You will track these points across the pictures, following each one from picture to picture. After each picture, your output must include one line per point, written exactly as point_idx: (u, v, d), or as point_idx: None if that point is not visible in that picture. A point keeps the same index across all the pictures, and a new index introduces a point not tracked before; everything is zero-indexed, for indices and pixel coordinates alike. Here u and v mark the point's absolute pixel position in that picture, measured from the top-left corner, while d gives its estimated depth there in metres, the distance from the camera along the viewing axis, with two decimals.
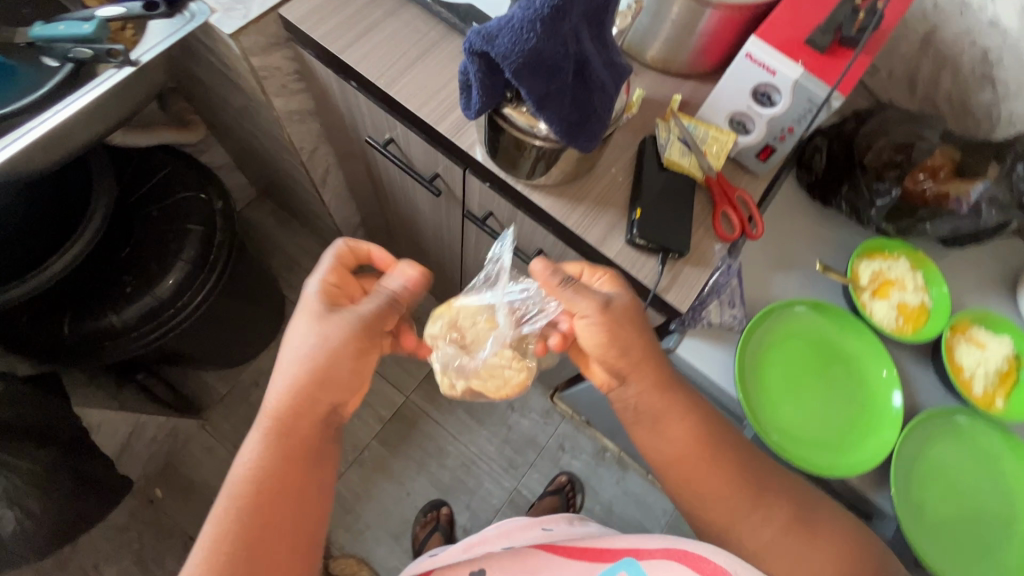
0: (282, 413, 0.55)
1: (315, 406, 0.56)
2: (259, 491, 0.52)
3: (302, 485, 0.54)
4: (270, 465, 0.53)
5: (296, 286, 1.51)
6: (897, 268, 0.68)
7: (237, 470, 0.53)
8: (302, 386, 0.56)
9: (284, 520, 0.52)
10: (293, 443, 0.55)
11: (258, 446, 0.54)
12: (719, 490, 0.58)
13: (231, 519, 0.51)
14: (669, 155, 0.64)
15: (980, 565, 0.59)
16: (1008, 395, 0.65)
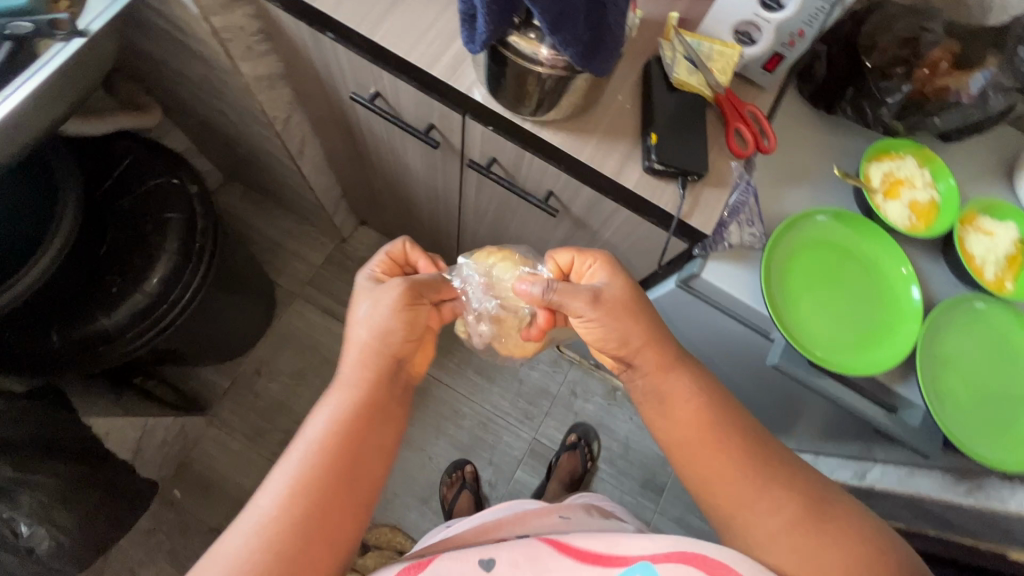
0: (350, 386, 0.58)
1: (385, 363, 0.59)
2: (318, 469, 0.51)
3: (360, 458, 0.54)
4: (330, 440, 0.53)
5: (282, 269, 1.46)
6: (905, 167, 0.69)
7: (297, 451, 0.53)
8: (374, 346, 0.59)
9: (347, 497, 0.52)
10: (354, 415, 0.56)
11: (323, 424, 0.55)
12: (720, 470, 0.54)
13: (291, 499, 0.49)
14: (678, 75, 0.62)
15: (1002, 437, 0.63)
16: (1016, 278, 0.68)
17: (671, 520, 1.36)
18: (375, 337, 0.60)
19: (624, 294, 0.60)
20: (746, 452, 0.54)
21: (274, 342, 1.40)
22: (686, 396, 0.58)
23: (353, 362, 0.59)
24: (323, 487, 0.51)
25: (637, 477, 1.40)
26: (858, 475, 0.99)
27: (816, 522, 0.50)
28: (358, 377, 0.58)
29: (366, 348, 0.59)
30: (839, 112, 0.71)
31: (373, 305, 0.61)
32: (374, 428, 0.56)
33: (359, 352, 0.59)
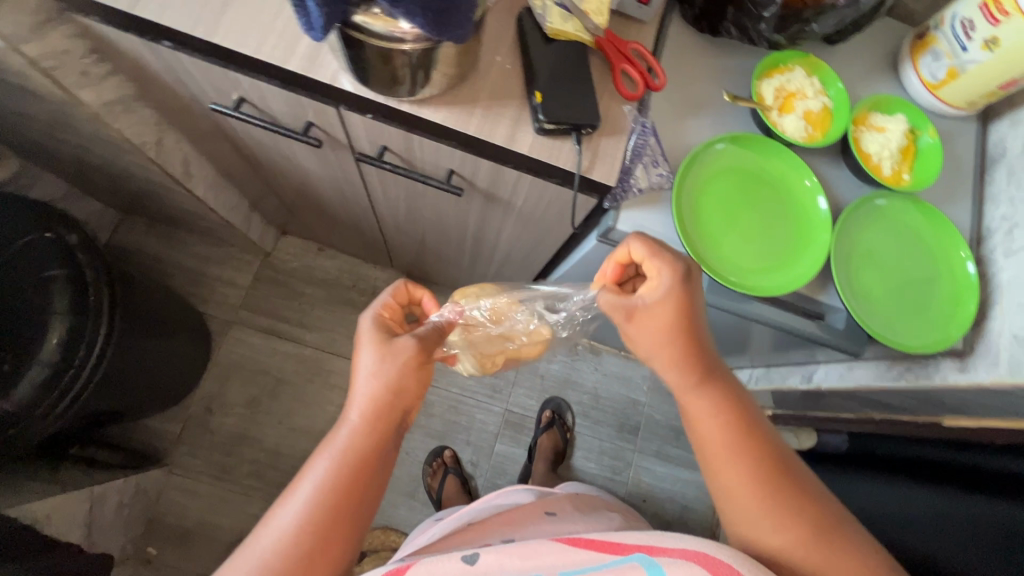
0: (357, 428, 0.51)
1: (388, 416, 0.52)
2: (319, 514, 0.47)
3: (366, 506, 0.49)
4: (331, 488, 0.48)
5: (210, 298, 1.37)
6: (795, 79, 0.69)
7: (298, 494, 0.48)
8: (377, 399, 0.52)
9: (342, 543, 0.48)
10: (356, 463, 0.50)
11: (318, 480, 0.49)
12: (744, 478, 0.49)
13: (285, 542, 0.46)
14: (552, 25, 0.59)
15: (917, 320, 0.66)
16: (912, 167, 0.70)
17: (651, 455, 1.42)
18: (387, 395, 0.52)
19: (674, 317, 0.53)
20: (777, 474, 0.49)
21: (220, 375, 1.33)
22: (714, 413, 0.52)
23: (360, 410, 0.52)
24: (324, 531, 0.47)
25: (613, 423, 1.44)
26: (807, 379, 0.99)
27: (838, 541, 0.47)
28: (366, 422, 0.51)
29: (367, 403, 0.52)
30: (724, 33, 0.69)
31: (386, 360, 0.53)
32: (381, 476, 0.51)
33: (366, 405, 0.52)
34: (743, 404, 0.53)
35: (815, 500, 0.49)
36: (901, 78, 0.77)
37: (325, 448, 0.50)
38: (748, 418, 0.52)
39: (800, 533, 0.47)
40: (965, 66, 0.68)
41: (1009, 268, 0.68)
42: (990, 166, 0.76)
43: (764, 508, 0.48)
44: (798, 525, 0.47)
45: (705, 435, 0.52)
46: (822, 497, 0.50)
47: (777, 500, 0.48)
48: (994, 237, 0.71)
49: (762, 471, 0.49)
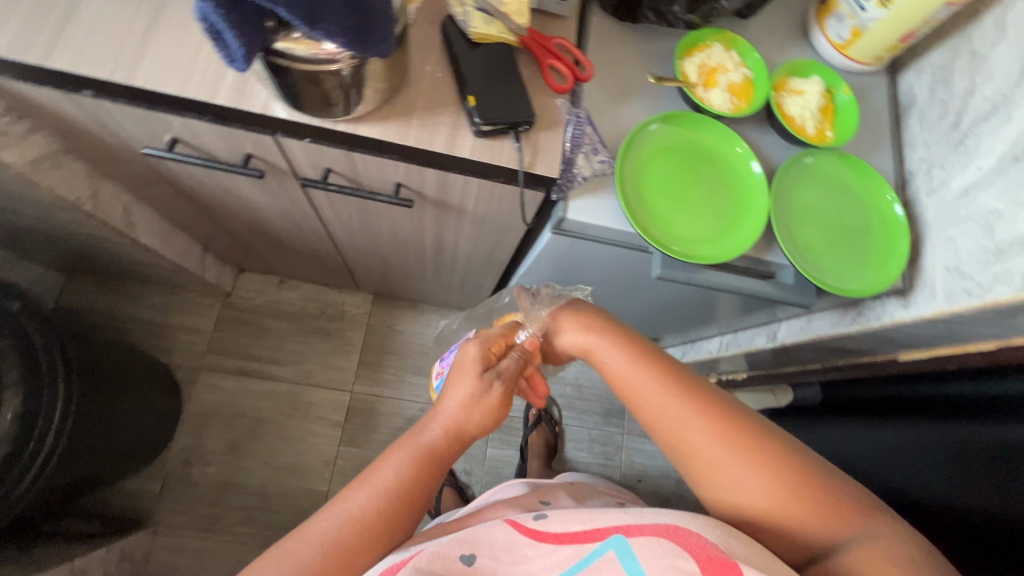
0: (438, 437, 0.56)
1: (463, 436, 0.57)
2: (392, 502, 0.51)
3: (425, 498, 0.54)
4: (400, 480, 0.52)
5: (172, 348, 1.33)
6: (715, 54, 0.72)
7: (369, 480, 0.52)
8: (459, 423, 0.57)
9: (400, 529, 0.52)
10: (427, 462, 0.54)
11: (396, 472, 0.53)
12: (654, 407, 0.54)
13: (354, 521, 0.50)
14: (475, 30, 0.60)
15: (855, 265, 0.70)
16: (833, 123, 0.74)
17: (639, 435, 1.46)
18: (468, 423, 0.57)
19: (601, 334, 0.61)
20: (696, 402, 0.53)
21: (194, 425, 1.29)
22: (618, 356, 0.58)
23: (445, 426, 0.57)
24: (387, 520, 0.51)
25: (599, 410, 1.47)
26: (772, 338, 1.04)
27: (757, 458, 0.49)
28: (447, 438, 0.56)
29: (451, 425, 0.57)
30: (642, 19, 0.72)
31: (479, 390, 0.57)
32: (442, 476, 0.56)
33: (450, 423, 0.57)
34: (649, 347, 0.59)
35: (736, 426, 0.52)
36: (813, 42, 0.81)
37: (403, 448, 0.55)
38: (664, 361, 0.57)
39: (714, 454, 0.50)
40: (866, 24, 0.72)
41: (932, 205, 0.74)
42: (904, 114, 0.82)
43: (680, 426, 0.52)
44: (713, 447, 0.51)
45: (616, 375, 0.58)
46: (750, 425, 0.52)
47: (696, 426, 0.52)
48: (916, 178, 0.78)
49: (682, 402, 0.53)
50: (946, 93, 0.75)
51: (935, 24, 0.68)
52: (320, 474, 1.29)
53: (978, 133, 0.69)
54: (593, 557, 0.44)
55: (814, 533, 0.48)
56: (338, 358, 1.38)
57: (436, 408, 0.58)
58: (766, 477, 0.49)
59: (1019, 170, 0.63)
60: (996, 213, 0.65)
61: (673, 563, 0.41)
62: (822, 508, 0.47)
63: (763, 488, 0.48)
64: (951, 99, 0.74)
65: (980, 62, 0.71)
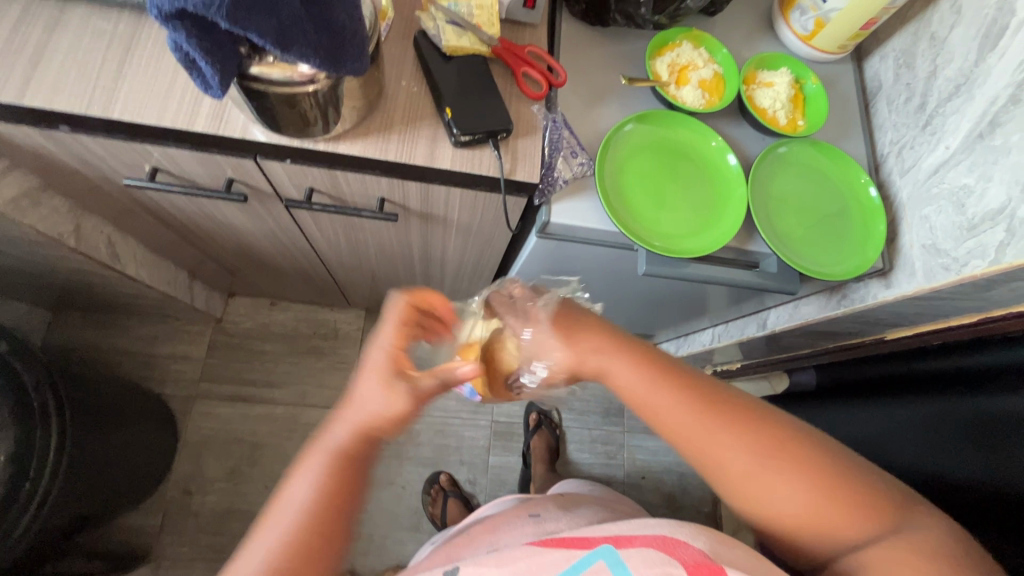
0: (345, 443, 0.47)
1: (375, 436, 0.48)
2: (304, 528, 0.44)
3: (350, 503, 0.46)
4: (310, 494, 0.45)
5: (165, 378, 1.32)
6: (685, 52, 0.73)
7: (283, 504, 0.45)
8: (367, 423, 0.47)
9: (332, 544, 0.44)
10: (336, 471, 0.46)
11: (300, 493, 0.45)
12: (673, 420, 0.50)
13: (268, 566, 0.42)
14: (448, 43, 0.61)
15: (835, 250, 0.71)
16: (804, 112, 0.76)
17: (640, 432, 1.47)
18: (376, 423, 0.47)
19: (612, 349, 0.54)
20: (719, 418, 0.48)
21: (192, 455, 1.28)
22: (628, 368, 0.53)
23: (351, 429, 0.47)
24: (303, 553, 0.43)
25: (598, 410, 1.48)
26: (762, 326, 1.06)
27: (788, 467, 0.46)
28: (353, 443, 0.47)
29: (354, 428, 0.47)
30: (612, 22, 0.73)
31: (385, 394, 0.48)
32: (363, 472, 0.47)
33: (356, 427, 0.47)
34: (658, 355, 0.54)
35: (769, 435, 0.48)
36: (779, 35, 0.83)
37: (306, 463, 0.47)
38: (690, 376, 0.52)
39: (748, 470, 0.47)
40: (828, 15, 0.75)
41: (905, 185, 0.76)
42: (872, 99, 0.84)
43: (703, 438, 0.48)
44: (746, 462, 0.47)
45: (627, 389, 0.52)
46: (779, 433, 0.49)
47: (719, 438, 0.48)
48: (888, 161, 0.79)
49: (703, 416, 0.49)
50: (910, 76, 0.77)
51: (893, 11, 0.70)
52: None
53: (944, 113, 0.71)
54: (581, 565, 0.44)
55: (845, 533, 0.46)
56: (334, 376, 1.38)
57: (335, 409, 0.49)
58: (800, 484, 0.46)
59: (986, 146, 0.65)
60: (966, 189, 0.67)
61: (664, 570, 0.41)
62: (853, 512, 0.46)
63: (797, 495, 0.46)
64: (916, 82, 0.76)
65: (939, 45, 0.73)
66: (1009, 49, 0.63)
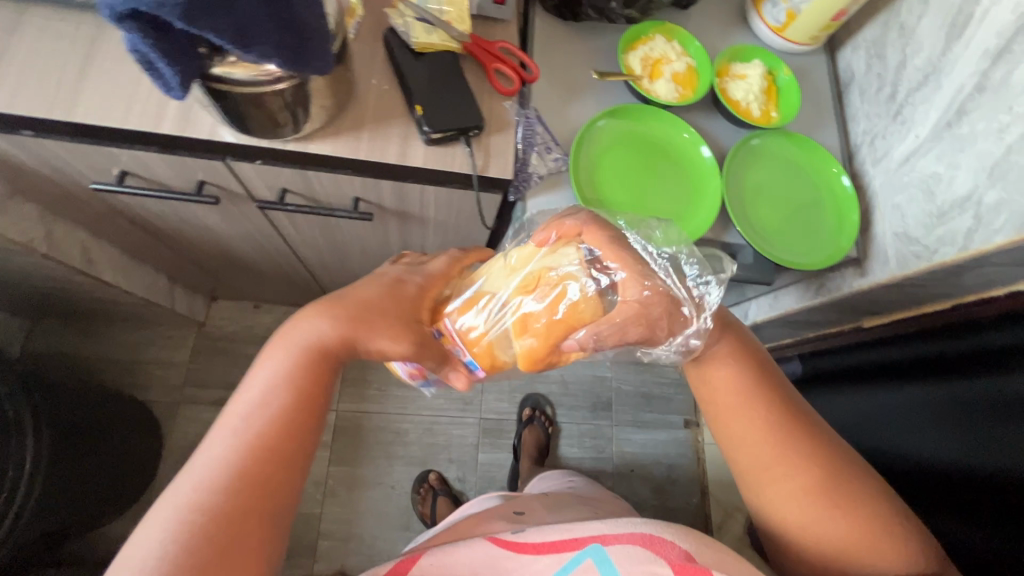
0: (328, 335, 0.51)
1: (351, 341, 0.52)
2: (281, 406, 0.48)
3: (320, 410, 0.50)
4: (287, 389, 0.49)
5: (149, 384, 1.31)
6: (658, 46, 0.73)
7: (254, 397, 0.48)
8: (347, 326, 0.51)
9: (299, 445, 0.48)
10: (314, 360, 0.50)
11: (275, 373, 0.50)
12: (748, 433, 0.50)
13: (246, 438, 0.46)
14: (417, 40, 0.61)
15: (809, 240, 0.72)
16: (777, 104, 0.76)
17: (628, 426, 1.48)
18: (354, 336, 0.51)
19: (726, 355, 0.52)
20: (792, 440, 0.49)
21: (178, 460, 1.27)
22: (727, 375, 0.52)
23: (336, 327, 0.51)
24: (277, 433, 0.47)
25: (585, 405, 1.48)
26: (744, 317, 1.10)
27: (838, 502, 0.47)
28: (334, 343, 0.51)
29: (336, 333, 0.51)
30: (584, 17, 0.73)
31: (392, 326, 0.52)
32: (333, 379, 0.52)
33: (338, 330, 0.51)
34: (759, 369, 0.52)
35: (832, 464, 0.49)
36: (752, 27, 0.83)
37: (281, 352, 0.51)
38: (779, 392, 0.51)
39: (801, 488, 0.48)
40: (799, 6, 0.75)
41: (878, 174, 0.77)
42: (845, 89, 0.85)
43: (772, 456, 0.49)
44: (802, 479, 0.48)
45: (716, 398, 0.52)
46: (842, 465, 0.49)
47: (784, 459, 0.49)
48: (861, 151, 0.80)
49: (778, 435, 0.49)
50: (881, 66, 0.78)
51: (862, 1, 0.71)
52: (311, 496, 1.28)
53: (913, 103, 0.72)
54: (571, 565, 0.45)
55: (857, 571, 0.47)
56: None
57: (319, 308, 0.52)
58: (841, 522, 0.47)
59: (954, 135, 0.66)
60: (936, 177, 0.68)
61: (648, 569, 0.42)
62: (877, 559, 0.47)
63: (837, 525, 0.47)
64: (887, 72, 0.77)
65: (909, 34, 0.74)
66: (974, 38, 0.64)
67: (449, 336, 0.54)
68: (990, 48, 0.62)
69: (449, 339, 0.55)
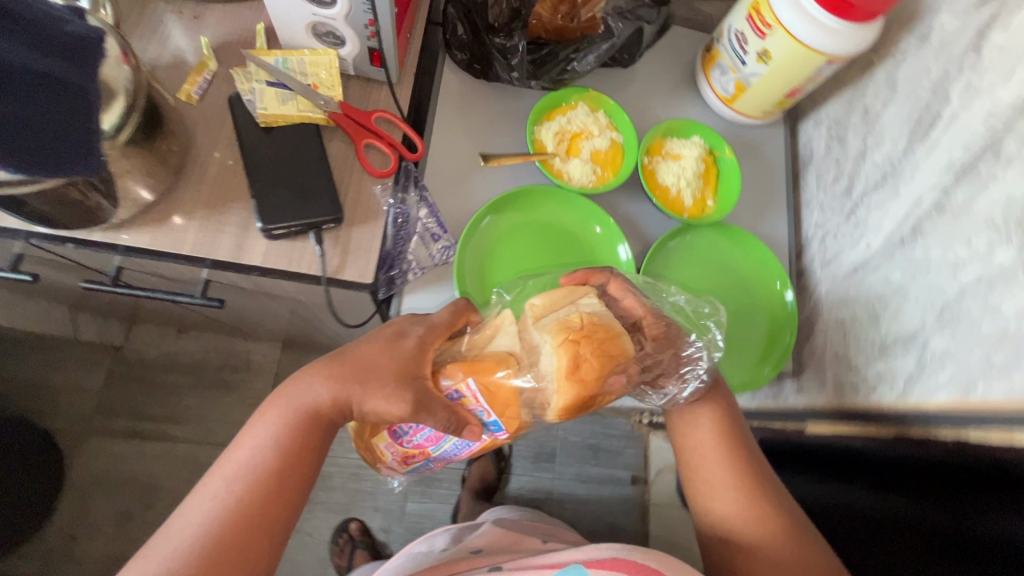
0: (326, 399, 0.47)
1: (349, 403, 0.47)
2: (268, 475, 0.44)
3: (311, 475, 0.47)
4: (280, 453, 0.45)
5: (57, 411, 1.21)
6: (577, 117, 0.63)
7: (244, 457, 0.45)
8: (345, 388, 0.47)
9: (284, 518, 0.44)
10: (308, 424, 0.47)
11: (269, 437, 0.46)
12: (717, 478, 0.50)
13: (233, 505, 0.42)
14: (263, 111, 0.51)
15: (734, 358, 0.62)
16: (715, 191, 0.66)
17: (574, 478, 1.35)
18: (349, 401, 0.47)
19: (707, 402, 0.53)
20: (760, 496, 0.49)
21: (82, 493, 1.17)
22: (708, 424, 0.52)
23: (334, 390, 0.47)
24: (262, 503, 0.43)
25: (527, 455, 1.35)
26: None
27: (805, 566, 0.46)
28: (331, 406, 0.47)
29: (331, 399, 0.47)
30: (494, 77, 0.63)
31: (389, 384, 0.46)
32: (325, 440, 0.48)
33: (338, 393, 0.47)
34: (734, 422, 0.53)
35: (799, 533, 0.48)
36: (700, 93, 0.72)
37: (274, 416, 0.46)
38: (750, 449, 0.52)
39: (769, 550, 0.47)
40: (748, 79, 0.64)
41: (825, 279, 0.67)
42: (803, 169, 0.74)
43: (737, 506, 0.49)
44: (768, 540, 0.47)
45: (694, 444, 0.52)
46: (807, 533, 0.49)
47: (750, 513, 0.49)
48: (811, 246, 0.70)
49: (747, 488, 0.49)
50: (841, 151, 0.67)
51: (820, 79, 0.61)
52: None
53: (868, 204, 0.62)
54: None
55: None
56: (241, 412, 1.26)
57: (315, 365, 0.48)
58: None
59: (907, 254, 0.56)
60: (882, 301, 0.58)
61: None
62: None
63: None
64: (846, 159, 0.66)
65: (872, 121, 0.63)
66: (940, 144, 0.54)
67: (470, 398, 0.46)
68: (955, 160, 0.52)
69: (470, 400, 0.46)
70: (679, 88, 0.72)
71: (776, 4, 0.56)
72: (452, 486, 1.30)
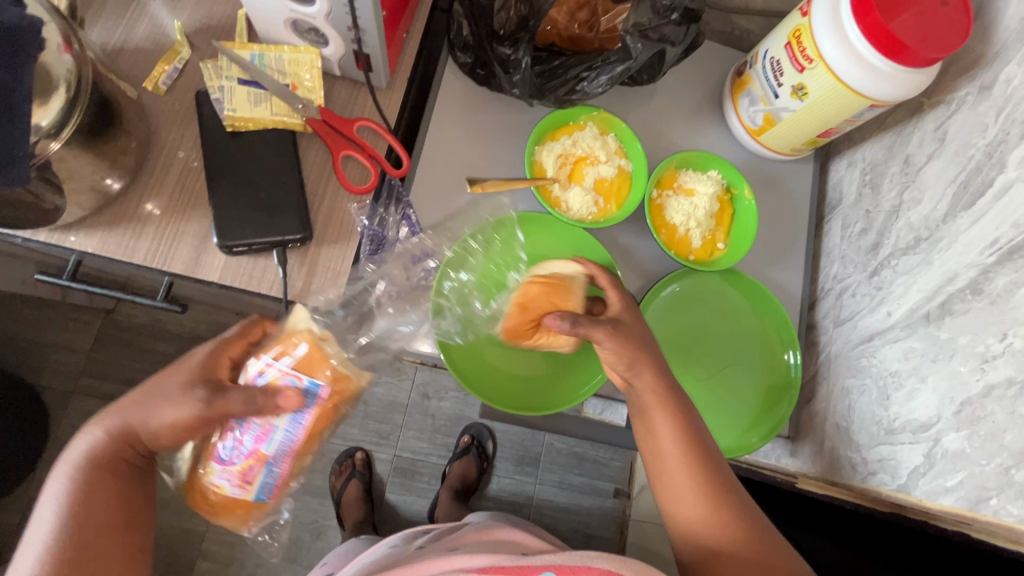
0: (102, 440, 0.41)
1: (138, 432, 0.41)
2: (66, 540, 0.38)
3: (135, 515, 0.41)
4: (71, 510, 0.39)
5: (42, 367, 1.07)
6: (583, 140, 0.57)
7: (37, 520, 0.39)
8: (125, 419, 0.41)
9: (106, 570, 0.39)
10: (91, 473, 0.40)
11: (55, 501, 0.39)
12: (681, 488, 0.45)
13: None
14: (231, 114, 0.47)
15: (726, 408, 0.58)
16: (728, 233, 0.60)
17: (581, 491, 1.15)
18: (131, 432, 0.41)
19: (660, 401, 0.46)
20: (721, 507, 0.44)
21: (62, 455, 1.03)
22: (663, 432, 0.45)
23: (108, 425, 0.41)
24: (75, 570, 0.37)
25: (511, 456, 1.15)
26: None
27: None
28: (112, 448, 0.41)
29: (107, 438, 0.41)
30: (496, 87, 0.58)
31: (172, 391, 0.41)
32: (135, 487, 0.42)
33: (115, 429, 0.41)
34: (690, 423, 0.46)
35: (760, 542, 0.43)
36: (724, 119, 0.66)
37: (55, 478, 0.40)
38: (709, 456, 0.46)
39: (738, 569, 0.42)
40: (779, 113, 0.58)
41: (836, 339, 0.61)
42: (828, 214, 0.67)
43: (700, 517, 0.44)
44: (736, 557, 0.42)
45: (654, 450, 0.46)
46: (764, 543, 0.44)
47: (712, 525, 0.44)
48: (825, 301, 0.64)
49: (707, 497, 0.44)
50: (871, 203, 0.61)
51: (858, 123, 0.54)
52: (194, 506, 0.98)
53: (894, 267, 0.56)
54: None
55: None
56: None
57: (108, 411, 0.43)
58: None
59: (930, 333, 0.50)
60: (895, 379, 0.53)
61: None
62: None
63: None
64: (875, 212, 0.60)
65: (912, 173, 0.56)
66: (985, 216, 0.47)
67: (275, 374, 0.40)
68: (1000, 238, 0.45)
69: (277, 376, 0.40)
70: (700, 112, 0.66)
71: (819, 36, 0.49)
72: (431, 481, 1.09)
